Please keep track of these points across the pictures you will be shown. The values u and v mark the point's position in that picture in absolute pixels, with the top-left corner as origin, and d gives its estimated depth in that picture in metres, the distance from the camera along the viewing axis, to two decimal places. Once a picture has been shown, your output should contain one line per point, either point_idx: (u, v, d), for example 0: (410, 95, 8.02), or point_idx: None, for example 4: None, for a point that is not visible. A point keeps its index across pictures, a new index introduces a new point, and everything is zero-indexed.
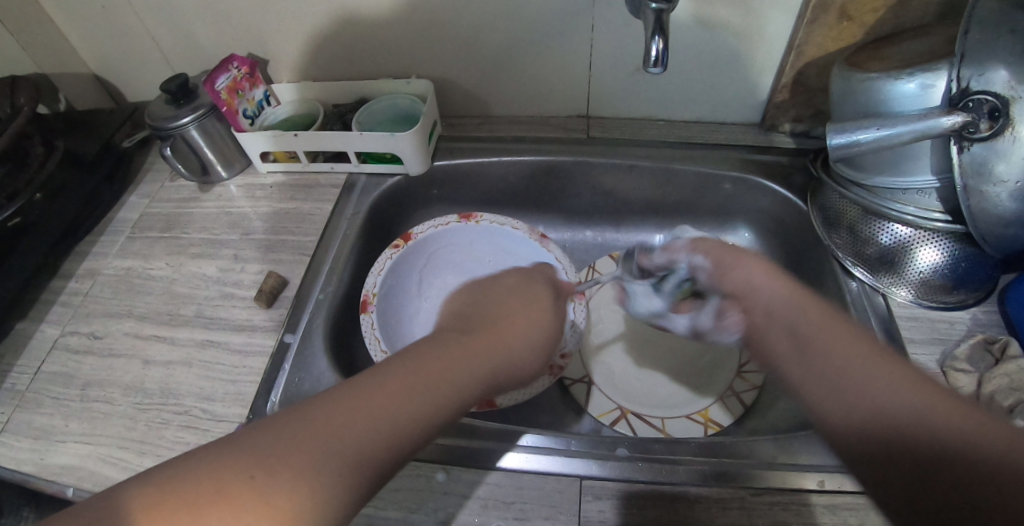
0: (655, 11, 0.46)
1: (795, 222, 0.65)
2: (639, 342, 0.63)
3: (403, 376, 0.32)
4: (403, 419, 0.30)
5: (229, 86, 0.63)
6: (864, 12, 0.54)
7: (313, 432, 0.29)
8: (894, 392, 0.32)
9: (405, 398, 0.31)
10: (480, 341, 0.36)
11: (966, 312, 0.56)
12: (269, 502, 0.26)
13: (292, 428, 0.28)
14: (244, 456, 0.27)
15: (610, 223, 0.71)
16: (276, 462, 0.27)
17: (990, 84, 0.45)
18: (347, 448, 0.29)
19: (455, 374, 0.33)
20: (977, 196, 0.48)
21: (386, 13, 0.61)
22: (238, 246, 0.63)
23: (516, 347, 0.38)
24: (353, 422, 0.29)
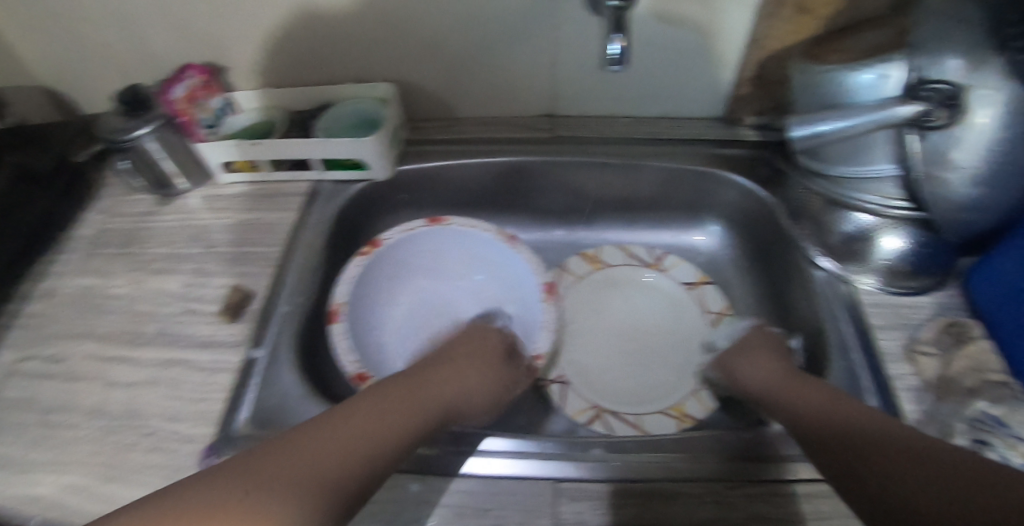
0: (613, 10, 0.46)
1: (758, 214, 0.65)
2: (614, 336, 0.64)
3: (334, 425, 0.38)
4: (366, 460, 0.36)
5: (187, 95, 0.63)
6: (820, 4, 0.55)
7: (292, 465, 0.33)
8: (867, 436, 0.39)
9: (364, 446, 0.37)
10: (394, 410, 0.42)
11: (929, 297, 0.57)
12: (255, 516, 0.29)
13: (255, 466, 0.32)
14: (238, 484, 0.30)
15: (579, 222, 0.71)
16: (255, 488, 0.30)
17: (944, 74, 0.47)
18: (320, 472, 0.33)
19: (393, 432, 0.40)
20: (935, 183, 0.50)
21: (344, 17, 0.60)
22: (202, 260, 0.61)
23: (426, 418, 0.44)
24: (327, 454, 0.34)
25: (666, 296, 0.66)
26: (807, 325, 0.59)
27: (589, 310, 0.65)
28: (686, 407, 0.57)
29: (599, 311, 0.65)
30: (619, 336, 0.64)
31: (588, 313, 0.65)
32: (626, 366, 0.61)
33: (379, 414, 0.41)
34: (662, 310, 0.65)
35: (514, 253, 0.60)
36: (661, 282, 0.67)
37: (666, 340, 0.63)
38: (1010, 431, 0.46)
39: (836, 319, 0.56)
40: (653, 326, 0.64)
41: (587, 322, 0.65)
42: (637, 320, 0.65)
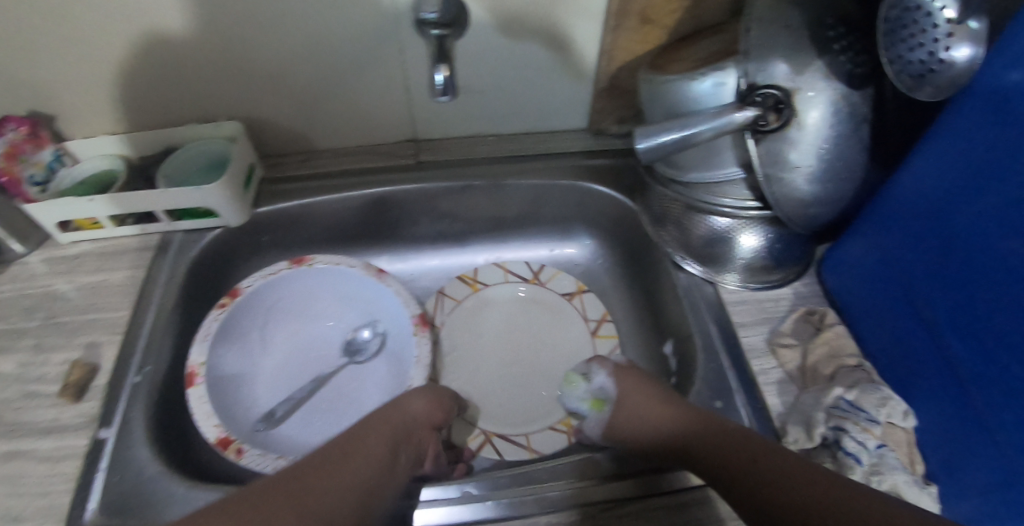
0: (436, 38, 0.45)
1: (626, 222, 0.66)
2: (497, 360, 0.63)
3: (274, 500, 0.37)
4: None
5: (7, 152, 0.55)
6: (661, 15, 0.55)
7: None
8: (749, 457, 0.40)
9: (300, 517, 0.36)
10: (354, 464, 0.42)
11: (789, 288, 0.59)
12: None
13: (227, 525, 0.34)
14: None
15: (455, 243, 0.70)
16: None
17: (773, 78, 0.49)
18: None
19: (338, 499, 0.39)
20: (778, 183, 0.52)
21: (173, 57, 0.56)
22: (40, 334, 0.56)
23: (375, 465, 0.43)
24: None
25: (547, 310, 0.66)
26: (676, 329, 0.60)
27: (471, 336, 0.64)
28: (574, 418, 0.57)
29: (482, 335, 0.65)
30: (505, 357, 0.63)
31: (471, 337, 0.64)
32: (513, 386, 0.61)
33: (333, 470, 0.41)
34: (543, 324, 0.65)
35: (385, 287, 0.59)
36: (541, 294, 0.67)
37: (549, 354, 0.63)
38: (866, 414, 0.47)
39: (702, 322, 0.57)
40: (538, 340, 0.64)
41: (471, 348, 0.64)
42: (519, 338, 0.65)
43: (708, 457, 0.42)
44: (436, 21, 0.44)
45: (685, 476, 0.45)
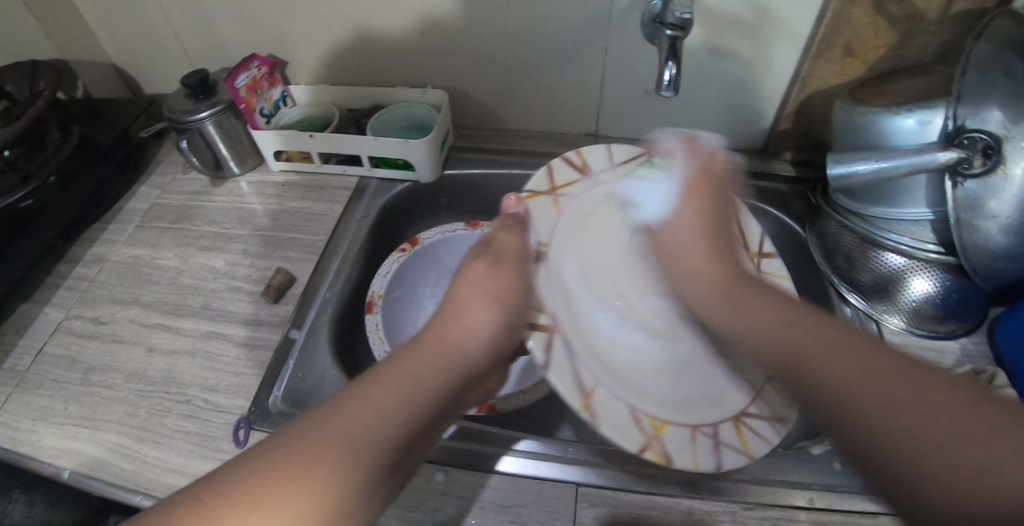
0: (669, 38, 0.50)
1: (795, 247, 0.69)
2: (599, 271, 0.59)
3: (361, 399, 0.36)
4: (383, 427, 0.35)
5: (249, 84, 0.66)
6: (866, 49, 0.58)
7: (323, 437, 0.33)
8: (846, 368, 0.35)
9: (378, 411, 0.35)
10: (431, 356, 0.41)
11: (956, 343, 0.57)
12: (301, 482, 0.31)
13: (305, 459, 0.32)
14: (276, 471, 0.32)
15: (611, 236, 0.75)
16: (311, 450, 0.32)
17: (985, 123, 0.47)
18: (362, 447, 0.33)
19: (405, 402, 0.37)
20: (968, 230, 0.49)
21: (412, 25, 0.65)
22: (247, 241, 0.66)
23: (444, 351, 0.43)
24: (361, 417, 0.35)
25: (622, 269, 0.60)
26: None
27: (582, 245, 0.59)
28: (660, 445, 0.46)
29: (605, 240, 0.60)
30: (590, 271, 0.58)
31: (567, 180, 0.60)
32: (597, 264, 0.59)
33: (405, 372, 0.39)
34: (614, 274, 0.59)
35: None
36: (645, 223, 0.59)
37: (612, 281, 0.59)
38: None
39: None
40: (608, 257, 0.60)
41: (569, 224, 0.59)
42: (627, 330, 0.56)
43: (815, 365, 0.37)
44: (673, 23, 0.50)
45: (815, 498, 0.45)
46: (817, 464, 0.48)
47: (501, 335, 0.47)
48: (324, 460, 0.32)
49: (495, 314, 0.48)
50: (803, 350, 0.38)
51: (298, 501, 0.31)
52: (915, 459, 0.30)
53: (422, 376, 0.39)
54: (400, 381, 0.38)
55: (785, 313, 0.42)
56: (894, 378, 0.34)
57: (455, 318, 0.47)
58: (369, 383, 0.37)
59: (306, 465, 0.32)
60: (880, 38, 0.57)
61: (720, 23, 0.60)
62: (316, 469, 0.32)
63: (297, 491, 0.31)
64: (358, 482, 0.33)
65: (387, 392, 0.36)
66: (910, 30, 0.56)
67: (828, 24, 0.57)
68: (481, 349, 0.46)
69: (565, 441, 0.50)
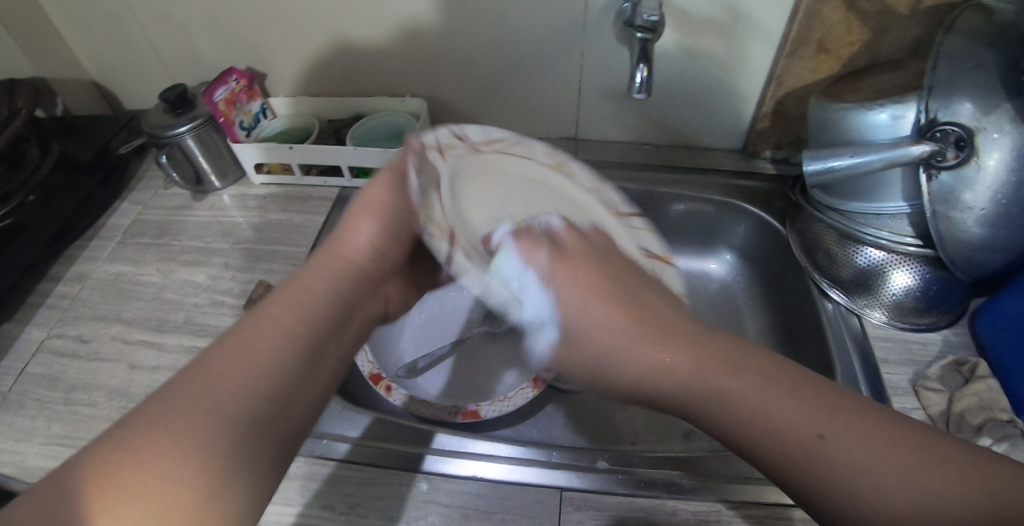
0: (640, 41, 0.51)
1: (777, 245, 0.69)
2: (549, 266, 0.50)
3: (228, 355, 0.34)
4: (250, 373, 0.33)
5: (228, 98, 0.66)
6: (840, 46, 0.59)
7: (181, 402, 0.31)
8: (805, 397, 0.31)
9: (241, 358, 0.34)
10: (318, 283, 0.40)
11: (938, 334, 0.57)
12: (165, 448, 0.30)
13: (162, 421, 0.30)
14: (135, 445, 0.30)
15: None
16: (175, 422, 0.30)
17: (956, 116, 0.47)
18: (225, 404, 0.32)
19: (284, 335, 0.36)
20: (945, 222, 0.49)
21: (390, 34, 0.65)
22: (229, 255, 0.65)
23: (323, 288, 0.40)
24: (228, 369, 0.33)
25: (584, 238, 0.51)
26: (813, 360, 0.61)
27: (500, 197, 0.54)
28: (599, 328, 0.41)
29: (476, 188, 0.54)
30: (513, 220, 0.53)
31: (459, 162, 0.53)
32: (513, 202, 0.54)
33: (280, 298, 0.38)
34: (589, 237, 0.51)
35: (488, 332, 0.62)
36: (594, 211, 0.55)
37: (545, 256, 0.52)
38: None
39: (844, 349, 0.57)
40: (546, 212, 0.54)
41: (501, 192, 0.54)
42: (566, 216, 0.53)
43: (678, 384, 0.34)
44: (643, 26, 0.51)
45: None
46: None
47: (391, 246, 0.46)
48: (190, 416, 0.31)
49: (382, 232, 0.45)
50: (699, 391, 0.33)
51: (170, 466, 0.29)
52: (827, 456, 0.29)
53: (302, 308, 0.38)
54: (275, 319, 0.36)
55: (678, 329, 0.37)
56: (856, 416, 0.30)
57: (346, 231, 0.45)
58: (239, 330, 0.35)
59: (168, 428, 0.30)
60: (852, 35, 0.58)
61: (695, 23, 0.61)
62: (189, 426, 0.31)
63: (162, 455, 0.30)
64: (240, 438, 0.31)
65: (261, 342, 0.35)
66: (882, 26, 0.57)
67: (801, 23, 0.58)
68: (364, 260, 0.44)
69: (549, 447, 0.50)
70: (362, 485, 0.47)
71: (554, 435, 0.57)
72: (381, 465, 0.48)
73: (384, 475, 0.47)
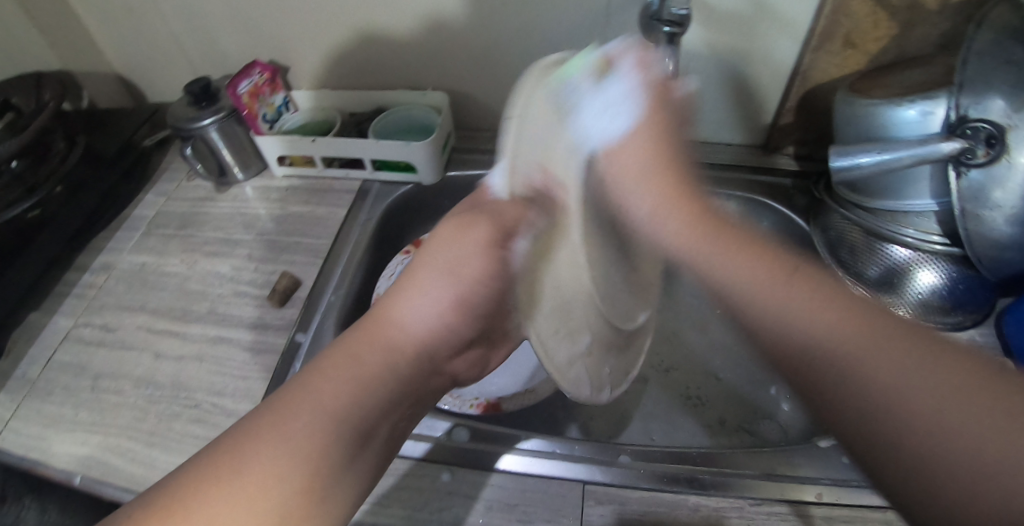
0: (667, 35, 0.51)
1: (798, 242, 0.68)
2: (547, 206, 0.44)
3: (288, 399, 0.33)
4: (324, 421, 0.32)
5: (251, 91, 0.66)
6: (867, 40, 0.58)
7: (249, 443, 0.31)
8: (894, 342, 0.28)
9: (315, 402, 0.33)
10: (385, 349, 0.37)
11: (964, 333, 0.56)
12: (240, 496, 0.29)
13: (229, 472, 0.30)
14: (197, 481, 0.30)
15: None
16: (227, 462, 0.30)
17: (988, 113, 0.46)
18: (302, 439, 0.31)
19: (348, 387, 0.34)
20: (974, 221, 0.49)
21: (414, 27, 0.65)
22: (251, 246, 0.66)
23: (373, 347, 0.37)
24: (299, 408, 0.32)
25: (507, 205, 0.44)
26: None
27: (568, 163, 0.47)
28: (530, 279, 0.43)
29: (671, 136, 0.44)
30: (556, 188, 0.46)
31: None
32: None
33: (355, 353, 0.36)
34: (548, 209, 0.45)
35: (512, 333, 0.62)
36: None
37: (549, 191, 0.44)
38: None
39: None
40: None
41: None
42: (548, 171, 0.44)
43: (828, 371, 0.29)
44: (670, 20, 0.50)
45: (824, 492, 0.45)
46: (825, 459, 0.48)
47: (464, 315, 0.44)
48: (246, 468, 0.30)
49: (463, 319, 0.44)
50: (832, 355, 0.29)
51: (246, 510, 0.29)
52: (895, 387, 0.27)
53: (379, 362, 0.36)
54: (337, 372, 0.35)
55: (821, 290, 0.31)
56: (940, 361, 0.27)
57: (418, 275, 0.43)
58: (295, 382, 0.34)
59: (229, 475, 0.30)
60: (880, 29, 0.57)
61: (720, 17, 0.60)
62: (252, 467, 0.30)
63: (233, 498, 0.29)
64: (322, 466, 0.31)
65: (326, 390, 0.34)
66: (910, 21, 0.56)
67: (827, 18, 0.57)
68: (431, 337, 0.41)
69: (571, 440, 0.50)
70: (385, 476, 0.47)
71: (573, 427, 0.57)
72: (405, 454, 0.48)
73: (406, 465, 0.48)
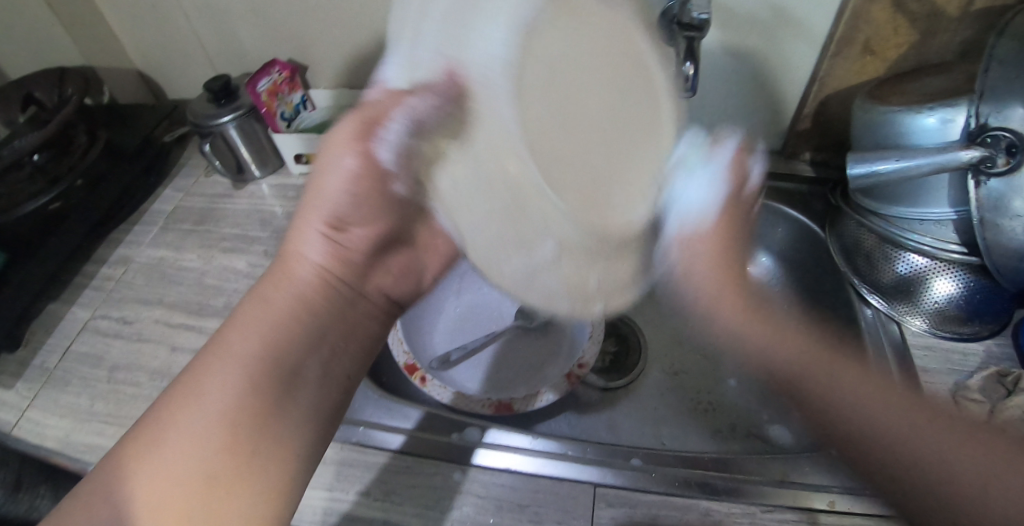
0: (686, 39, 0.51)
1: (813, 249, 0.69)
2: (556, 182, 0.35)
3: (214, 360, 0.37)
4: (210, 397, 0.35)
5: (270, 89, 0.67)
6: (887, 47, 0.58)
7: (181, 405, 0.35)
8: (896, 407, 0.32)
9: (212, 369, 0.36)
10: (326, 293, 0.42)
11: (980, 344, 0.55)
12: (192, 461, 0.33)
13: (157, 436, 0.34)
14: (134, 443, 0.34)
15: None
16: (171, 418, 0.35)
17: (1008, 121, 0.45)
18: (212, 405, 0.35)
19: (267, 345, 0.38)
20: (992, 230, 0.48)
21: None
22: (267, 242, 0.67)
23: (290, 290, 0.41)
24: (220, 366, 0.36)
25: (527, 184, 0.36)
26: None
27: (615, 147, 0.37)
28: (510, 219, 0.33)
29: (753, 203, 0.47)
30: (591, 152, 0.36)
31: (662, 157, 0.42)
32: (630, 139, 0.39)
33: (286, 286, 0.41)
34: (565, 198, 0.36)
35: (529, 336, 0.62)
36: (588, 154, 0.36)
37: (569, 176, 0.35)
38: None
39: (881, 360, 0.57)
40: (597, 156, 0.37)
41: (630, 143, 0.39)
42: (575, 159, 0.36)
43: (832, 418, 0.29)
44: (689, 24, 0.51)
45: (838, 501, 0.44)
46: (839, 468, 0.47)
47: (380, 228, 0.45)
48: (172, 435, 0.34)
49: (373, 229, 0.44)
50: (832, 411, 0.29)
51: (198, 472, 0.33)
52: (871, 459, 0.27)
53: (284, 305, 0.40)
54: (246, 333, 0.38)
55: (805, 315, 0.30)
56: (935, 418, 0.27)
57: (318, 184, 0.42)
58: (206, 357, 0.37)
59: (162, 434, 0.34)
60: (900, 36, 0.57)
61: (738, 22, 0.60)
62: (175, 441, 0.34)
63: (167, 465, 0.33)
64: (248, 427, 0.35)
65: (252, 327, 0.38)
66: (931, 28, 0.56)
67: (847, 24, 0.57)
68: (320, 273, 0.42)
69: (583, 442, 0.51)
70: (397, 473, 0.48)
71: (583, 430, 0.57)
72: (419, 454, 0.49)
73: (418, 463, 0.48)
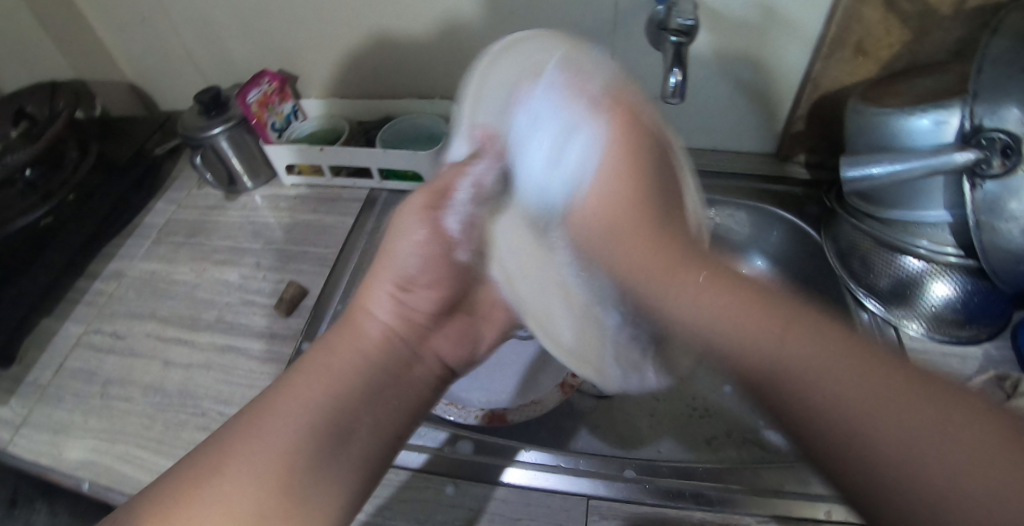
0: (674, 45, 0.50)
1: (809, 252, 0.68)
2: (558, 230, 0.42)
3: (274, 405, 0.34)
4: (263, 448, 0.32)
5: (260, 100, 0.67)
6: (879, 47, 0.57)
7: (235, 450, 0.32)
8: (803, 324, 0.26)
9: (281, 413, 0.33)
10: (386, 346, 0.39)
11: (978, 347, 0.55)
12: (223, 517, 0.30)
13: (205, 490, 0.31)
14: (182, 485, 0.31)
15: None
16: (211, 475, 0.31)
17: (1003, 122, 0.44)
18: (258, 459, 0.32)
19: (333, 394, 0.34)
20: (988, 233, 0.47)
21: (421, 35, 0.65)
22: (259, 254, 0.67)
23: (362, 345, 0.38)
24: (283, 416, 0.33)
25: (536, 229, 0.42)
26: None
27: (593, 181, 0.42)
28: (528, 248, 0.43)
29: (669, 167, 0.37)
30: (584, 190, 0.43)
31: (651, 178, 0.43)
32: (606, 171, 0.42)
33: (348, 343, 0.38)
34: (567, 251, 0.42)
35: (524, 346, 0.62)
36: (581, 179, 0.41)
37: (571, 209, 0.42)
38: None
39: None
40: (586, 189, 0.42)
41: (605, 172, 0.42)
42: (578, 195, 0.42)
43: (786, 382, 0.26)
44: (677, 30, 0.50)
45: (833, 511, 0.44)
46: None
47: (447, 287, 0.44)
48: (217, 487, 0.31)
49: (438, 293, 0.43)
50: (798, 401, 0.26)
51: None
52: (864, 436, 0.23)
53: (351, 365, 0.36)
54: (310, 390, 0.34)
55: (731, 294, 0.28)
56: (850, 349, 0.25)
57: (392, 249, 0.43)
58: (273, 395, 0.34)
59: (211, 491, 0.31)
60: (892, 36, 0.56)
61: (729, 25, 0.60)
62: (230, 494, 0.31)
63: (211, 521, 0.30)
64: (303, 472, 0.32)
65: (322, 377, 0.35)
66: (923, 28, 0.55)
67: (838, 24, 0.56)
68: (387, 331, 0.40)
69: (577, 454, 0.50)
70: (388, 487, 0.47)
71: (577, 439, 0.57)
72: (411, 468, 0.48)
73: (410, 477, 0.48)
